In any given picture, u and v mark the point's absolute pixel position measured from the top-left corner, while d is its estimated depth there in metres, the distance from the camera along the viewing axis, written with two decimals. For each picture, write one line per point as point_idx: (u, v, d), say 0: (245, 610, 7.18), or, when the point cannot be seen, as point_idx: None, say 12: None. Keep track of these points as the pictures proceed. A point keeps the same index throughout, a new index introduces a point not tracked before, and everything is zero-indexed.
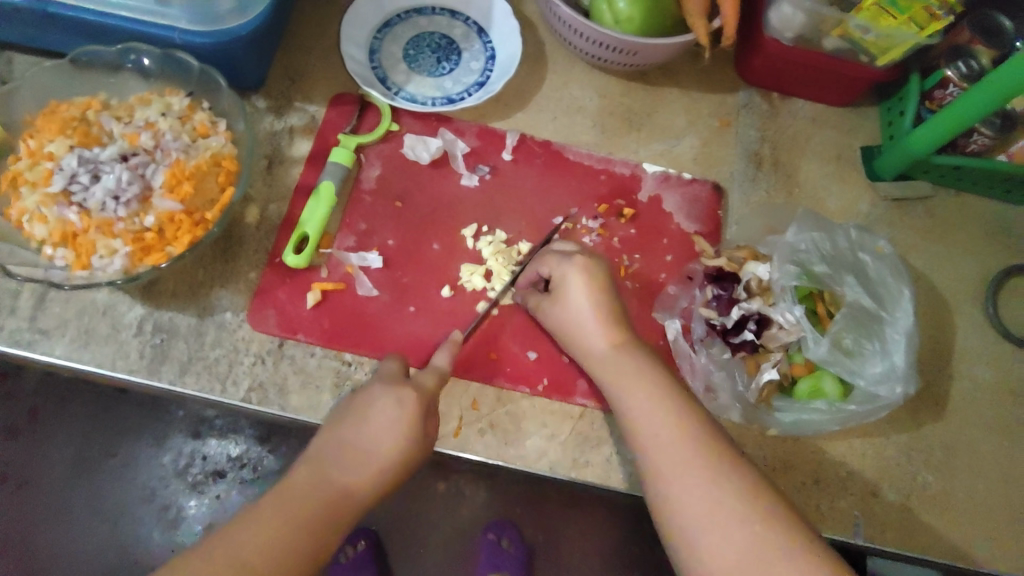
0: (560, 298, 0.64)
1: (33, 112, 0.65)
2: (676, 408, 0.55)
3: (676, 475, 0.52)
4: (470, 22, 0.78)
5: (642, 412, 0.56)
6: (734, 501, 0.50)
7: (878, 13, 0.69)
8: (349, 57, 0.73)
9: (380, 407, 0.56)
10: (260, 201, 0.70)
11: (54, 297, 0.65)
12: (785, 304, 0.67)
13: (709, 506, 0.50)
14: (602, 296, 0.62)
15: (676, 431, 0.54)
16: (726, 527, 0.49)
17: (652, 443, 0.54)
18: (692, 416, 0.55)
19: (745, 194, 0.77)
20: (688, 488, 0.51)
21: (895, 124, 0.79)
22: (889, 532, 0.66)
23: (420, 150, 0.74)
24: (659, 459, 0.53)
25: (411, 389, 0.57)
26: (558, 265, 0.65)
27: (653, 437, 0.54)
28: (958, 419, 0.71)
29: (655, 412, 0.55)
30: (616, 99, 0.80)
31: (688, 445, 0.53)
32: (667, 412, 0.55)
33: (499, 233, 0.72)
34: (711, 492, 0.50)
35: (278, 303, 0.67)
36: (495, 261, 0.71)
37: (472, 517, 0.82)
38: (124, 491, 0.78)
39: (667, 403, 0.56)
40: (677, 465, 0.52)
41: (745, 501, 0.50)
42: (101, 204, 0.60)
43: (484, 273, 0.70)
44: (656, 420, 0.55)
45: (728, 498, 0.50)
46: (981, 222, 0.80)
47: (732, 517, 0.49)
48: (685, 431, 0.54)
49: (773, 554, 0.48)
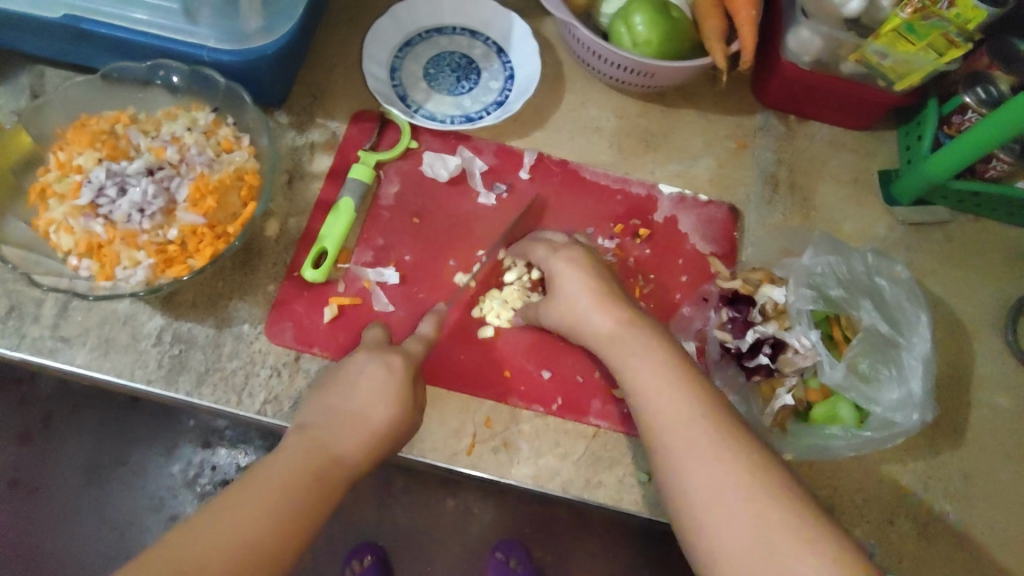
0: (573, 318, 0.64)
1: (64, 126, 0.67)
2: None
3: (681, 459, 0.52)
4: (490, 42, 0.80)
5: (647, 413, 0.55)
6: (742, 481, 0.49)
7: (896, 39, 0.68)
8: (371, 75, 0.75)
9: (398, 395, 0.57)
10: (280, 215, 0.71)
11: (77, 306, 0.66)
12: (801, 328, 0.67)
13: (716, 487, 0.49)
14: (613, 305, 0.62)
15: (681, 413, 0.54)
16: (736, 509, 0.48)
17: (659, 427, 0.54)
18: (700, 399, 0.54)
19: (762, 216, 0.77)
20: (696, 469, 0.51)
21: (913, 149, 0.79)
22: (904, 561, 0.66)
23: (438, 167, 0.74)
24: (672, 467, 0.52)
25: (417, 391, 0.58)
26: (543, 257, 0.67)
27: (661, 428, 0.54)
28: (977, 448, 0.70)
29: (664, 412, 0.55)
30: (633, 120, 0.80)
31: (694, 427, 0.53)
32: (676, 399, 0.55)
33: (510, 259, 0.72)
34: (718, 474, 0.50)
35: (294, 316, 0.68)
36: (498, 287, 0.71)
37: (480, 535, 0.85)
38: (133, 500, 0.85)
39: None
40: (683, 450, 0.52)
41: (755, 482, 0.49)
42: (126, 216, 0.62)
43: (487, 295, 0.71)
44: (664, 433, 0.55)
45: (738, 480, 0.49)
46: (1001, 249, 0.79)
47: (743, 499, 0.49)
48: (692, 412, 0.54)
49: (785, 529, 0.47)
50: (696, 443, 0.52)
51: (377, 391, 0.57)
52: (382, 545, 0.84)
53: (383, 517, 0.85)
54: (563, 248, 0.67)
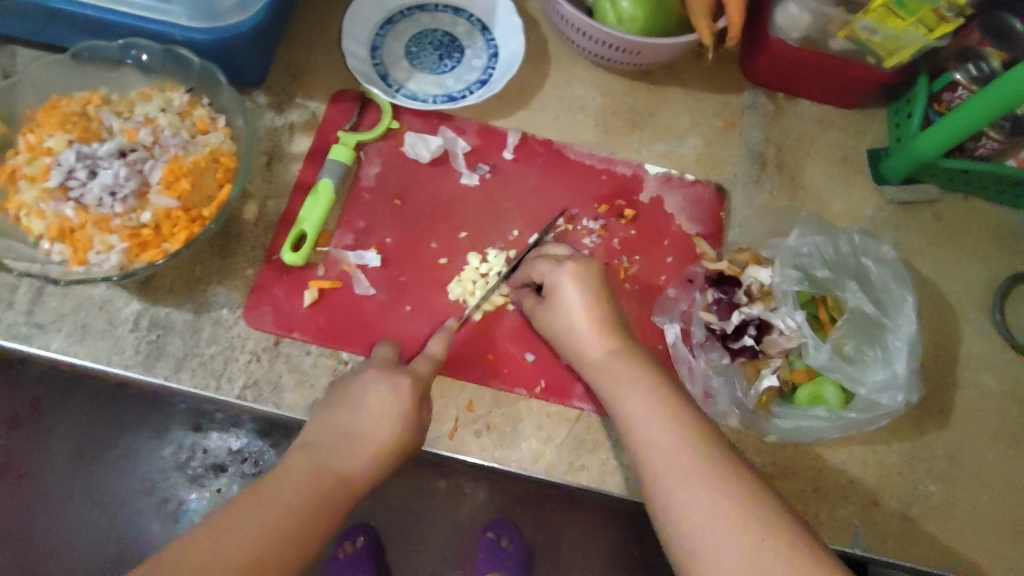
0: (555, 304, 0.63)
1: (35, 107, 0.66)
2: (675, 421, 0.54)
3: (670, 481, 0.51)
4: (474, 19, 0.78)
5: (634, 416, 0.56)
6: (729, 506, 0.49)
7: (886, 14, 0.67)
8: (350, 54, 0.73)
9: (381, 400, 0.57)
10: (258, 198, 0.70)
11: (51, 291, 0.65)
12: (786, 308, 0.66)
13: (707, 515, 0.49)
14: (600, 308, 0.62)
15: (671, 435, 0.53)
16: (724, 533, 0.48)
17: (648, 440, 0.54)
18: (684, 419, 0.54)
19: (749, 196, 0.76)
20: (686, 494, 0.50)
21: (903, 127, 0.78)
22: (889, 542, 0.65)
23: (419, 148, 0.73)
24: (655, 468, 0.53)
25: (404, 392, 0.58)
26: (548, 272, 0.64)
27: (648, 428, 0.55)
28: (962, 428, 0.70)
29: (651, 416, 0.55)
30: (618, 98, 0.79)
31: (682, 453, 0.52)
32: (662, 417, 0.55)
33: (491, 254, 0.71)
34: (705, 497, 0.49)
35: (274, 300, 0.67)
36: (468, 282, 0.69)
37: (472, 516, 0.82)
38: (124, 482, 0.79)
39: (664, 415, 0.55)
40: (671, 472, 0.52)
41: (747, 503, 0.49)
42: (98, 199, 0.61)
43: (460, 282, 0.70)
44: (649, 422, 0.55)
45: (726, 506, 0.49)
46: (990, 227, 0.78)
47: (730, 524, 0.48)
48: (681, 434, 0.53)
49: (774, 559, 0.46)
50: (687, 468, 0.51)
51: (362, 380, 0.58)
52: (376, 527, 0.81)
53: (375, 499, 0.82)
54: (568, 260, 0.64)
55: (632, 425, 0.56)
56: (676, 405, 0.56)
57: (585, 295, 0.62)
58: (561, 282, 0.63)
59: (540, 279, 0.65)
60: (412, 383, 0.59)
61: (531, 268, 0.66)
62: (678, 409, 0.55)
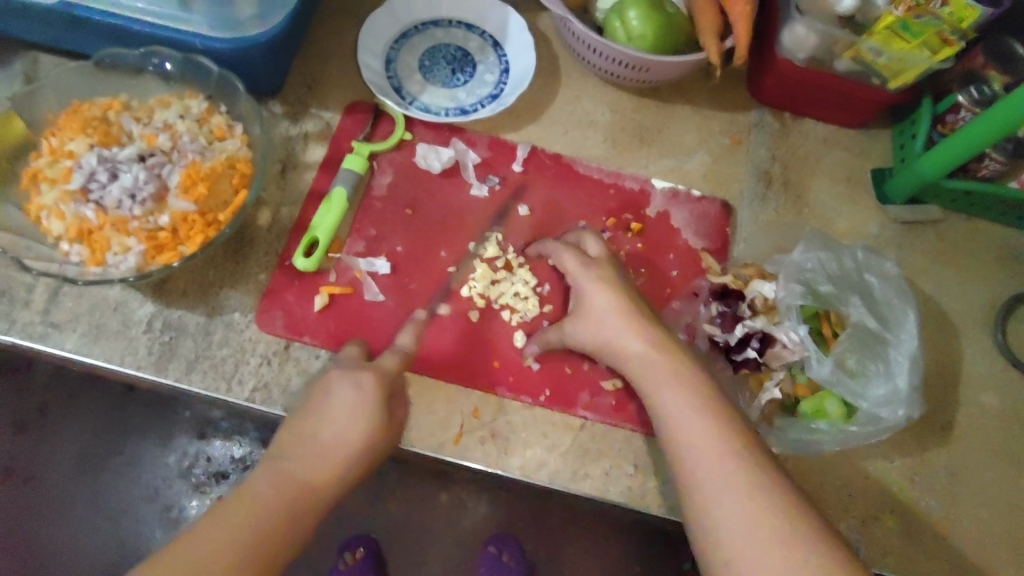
0: (579, 302, 0.65)
1: (57, 111, 0.67)
2: (708, 414, 0.56)
3: (701, 476, 0.53)
4: (486, 35, 0.80)
5: (667, 417, 0.57)
6: (757, 504, 0.50)
7: (890, 37, 0.68)
8: (366, 66, 0.75)
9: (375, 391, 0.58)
10: (272, 204, 0.71)
11: (68, 292, 0.66)
12: (789, 323, 0.67)
13: (736, 519, 0.50)
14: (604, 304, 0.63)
15: (706, 432, 0.55)
16: (748, 531, 0.50)
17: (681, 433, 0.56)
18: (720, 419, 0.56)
19: (754, 212, 0.77)
20: (717, 492, 0.52)
21: (906, 147, 0.79)
22: (890, 557, 0.66)
23: (431, 159, 0.75)
24: (689, 465, 0.54)
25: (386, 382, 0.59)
26: (574, 268, 0.67)
27: (681, 437, 0.56)
28: (965, 446, 0.71)
29: (684, 419, 0.56)
30: (627, 115, 0.80)
31: (711, 451, 0.54)
32: (695, 413, 0.56)
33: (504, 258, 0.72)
34: (732, 494, 0.51)
35: (284, 304, 0.68)
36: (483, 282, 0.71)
37: (473, 529, 0.82)
38: (127, 489, 0.80)
39: (703, 408, 0.56)
40: (705, 468, 0.53)
41: (771, 505, 0.50)
42: (117, 202, 0.62)
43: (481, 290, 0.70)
44: (682, 420, 0.56)
45: (752, 506, 0.50)
46: (993, 249, 0.79)
47: (756, 526, 0.50)
48: (713, 432, 0.55)
49: (802, 559, 0.48)
50: (714, 467, 0.53)
51: (363, 376, 0.58)
52: (377, 538, 0.81)
53: (377, 509, 0.82)
54: (595, 264, 0.66)
55: (664, 418, 0.57)
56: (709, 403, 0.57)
57: (606, 295, 0.64)
58: (586, 289, 0.65)
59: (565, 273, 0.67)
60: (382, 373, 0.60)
61: (558, 256, 0.68)
62: (712, 406, 0.56)
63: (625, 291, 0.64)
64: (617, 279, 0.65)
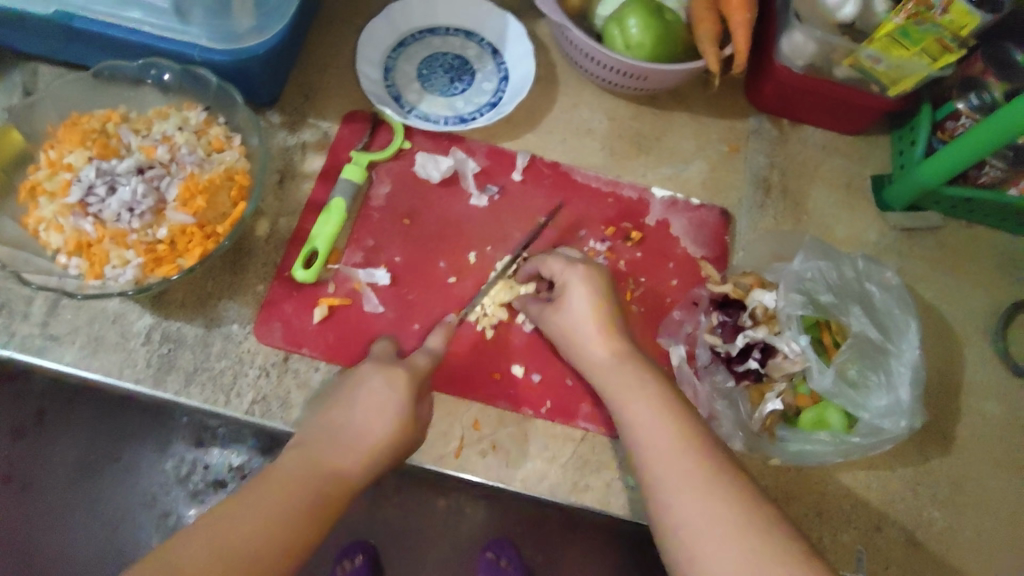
0: (561, 305, 0.65)
1: (56, 124, 0.67)
2: (680, 424, 0.56)
3: (671, 484, 0.52)
4: (484, 43, 0.79)
5: (638, 429, 0.57)
6: (729, 513, 0.49)
7: (889, 44, 0.68)
8: (363, 75, 0.74)
9: (374, 399, 0.58)
10: (270, 215, 0.71)
11: (66, 304, 0.66)
12: (791, 332, 0.67)
13: (706, 523, 0.50)
14: (607, 317, 0.63)
15: (674, 442, 0.54)
16: (722, 542, 0.48)
17: (648, 444, 0.56)
18: (687, 428, 0.55)
19: (753, 220, 0.77)
20: (686, 496, 0.51)
21: (906, 154, 0.78)
22: (891, 568, 0.66)
23: (430, 168, 0.74)
24: (658, 477, 0.53)
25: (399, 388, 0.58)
26: (559, 270, 0.66)
27: (653, 450, 0.55)
28: (966, 454, 0.70)
29: (656, 430, 0.56)
30: (625, 123, 0.80)
31: (683, 459, 0.53)
32: (663, 427, 0.56)
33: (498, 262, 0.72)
34: (705, 505, 0.50)
35: (283, 315, 0.68)
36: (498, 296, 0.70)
37: (471, 535, 0.82)
38: (125, 495, 0.79)
39: (669, 421, 0.56)
40: (677, 478, 0.52)
41: (743, 514, 0.49)
42: (116, 215, 0.62)
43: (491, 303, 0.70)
44: (659, 433, 0.55)
45: (725, 514, 0.50)
46: (993, 255, 0.79)
47: (729, 533, 0.49)
48: (684, 444, 0.54)
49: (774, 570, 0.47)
50: (683, 475, 0.52)
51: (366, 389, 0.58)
52: (375, 544, 0.81)
53: (375, 516, 0.82)
54: (580, 262, 0.66)
55: (635, 430, 0.57)
56: (682, 417, 0.56)
57: (594, 298, 0.63)
58: (572, 290, 0.64)
59: (551, 277, 0.67)
60: (410, 372, 0.60)
61: (542, 264, 0.68)
62: (678, 420, 0.56)
63: (608, 296, 0.64)
64: (604, 279, 0.65)
